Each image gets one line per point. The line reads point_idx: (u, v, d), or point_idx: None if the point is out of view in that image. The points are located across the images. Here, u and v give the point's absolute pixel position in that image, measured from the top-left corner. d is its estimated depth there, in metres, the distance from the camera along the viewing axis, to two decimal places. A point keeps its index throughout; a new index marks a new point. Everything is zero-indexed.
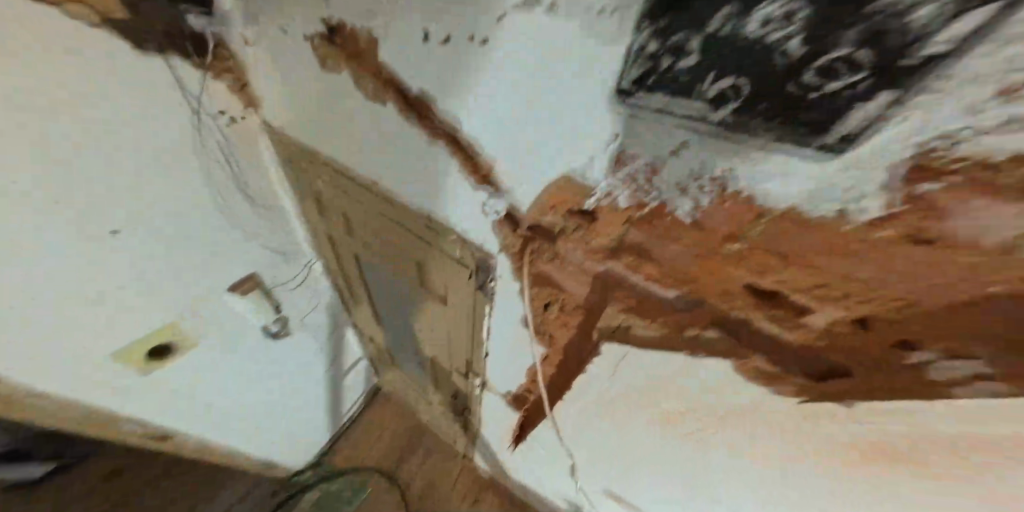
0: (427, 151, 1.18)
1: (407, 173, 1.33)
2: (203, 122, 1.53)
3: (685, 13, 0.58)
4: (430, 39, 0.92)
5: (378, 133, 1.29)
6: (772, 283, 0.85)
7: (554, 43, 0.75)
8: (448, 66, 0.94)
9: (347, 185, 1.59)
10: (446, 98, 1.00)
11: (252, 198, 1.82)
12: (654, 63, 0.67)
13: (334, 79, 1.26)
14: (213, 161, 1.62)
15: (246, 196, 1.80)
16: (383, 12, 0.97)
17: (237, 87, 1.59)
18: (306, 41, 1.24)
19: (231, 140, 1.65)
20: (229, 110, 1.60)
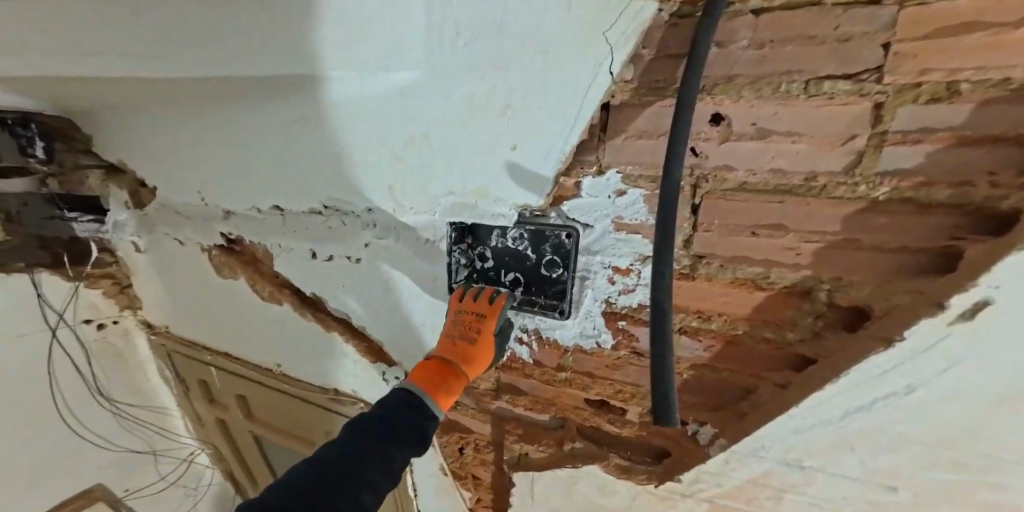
0: (336, 362, 0.76)
1: None
2: (116, 397, 1.10)
3: (633, 128, 0.47)
4: (316, 259, 0.69)
5: (319, 351, 0.77)
6: (883, 426, 0.42)
7: (452, 166, 0.53)
8: (377, 311, 0.67)
9: (258, 371, 0.89)
10: (332, 297, 0.70)
11: (179, 482, 1.27)
12: (468, 269, 0.60)
13: (230, 292, 0.83)
14: (116, 410, 1.11)
15: (133, 398, 1.13)
16: (254, 200, 0.69)
17: (121, 288, 1.03)
18: (206, 256, 0.82)
19: (161, 401, 1.18)
20: (101, 316, 1.03)
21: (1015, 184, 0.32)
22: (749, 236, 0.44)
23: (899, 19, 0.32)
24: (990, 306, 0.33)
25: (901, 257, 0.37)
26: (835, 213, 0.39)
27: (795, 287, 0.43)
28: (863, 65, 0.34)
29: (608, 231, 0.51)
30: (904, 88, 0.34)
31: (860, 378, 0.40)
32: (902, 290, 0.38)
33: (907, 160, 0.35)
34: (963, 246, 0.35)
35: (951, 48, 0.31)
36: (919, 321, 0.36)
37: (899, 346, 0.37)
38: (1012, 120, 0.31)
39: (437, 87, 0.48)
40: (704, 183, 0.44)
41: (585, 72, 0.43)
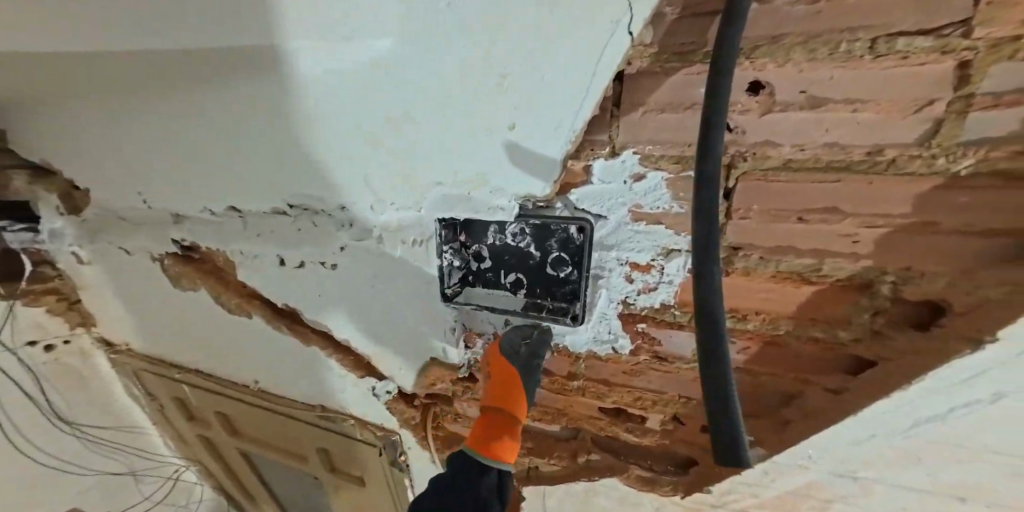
0: (321, 377, 0.69)
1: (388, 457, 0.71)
2: (81, 420, 1.00)
3: (653, 102, 0.39)
4: (286, 267, 0.61)
5: (300, 366, 0.69)
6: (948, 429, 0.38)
7: (439, 153, 0.45)
8: (363, 320, 0.60)
9: (235, 388, 0.81)
10: (308, 307, 0.62)
11: (168, 499, 1.20)
12: (463, 270, 0.54)
13: (194, 306, 0.74)
14: (83, 435, 1.01)
15: (101, 420, 1.03)
16: (207, 201, 0.59)
17: (69, 304, 0.91)
18: (159, 267, 0.72)
19: (135, 418, 1.09)
20: (49, 336, 0.91)
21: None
22: (796, 222, 0.37)
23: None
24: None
25: (984, 244, 0.31)
26: (905, 192, 0.33)
27: (851, 280, 0.37)
28: (947, 17, 0.27)
29: (624, 222, 0.44)
30: (996, 44, 0.27)
31: (935, 384, 0.35)
32: (989, 284, 0.31)
33: (998, 126, 0.28)
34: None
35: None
36: (1017, 319, 0.30)
37: (989, 347, 0.32)
38: None
39: (419, 49, 0.38)
40: (740, 162, 0.37)
41: (602, 32, 0.35)
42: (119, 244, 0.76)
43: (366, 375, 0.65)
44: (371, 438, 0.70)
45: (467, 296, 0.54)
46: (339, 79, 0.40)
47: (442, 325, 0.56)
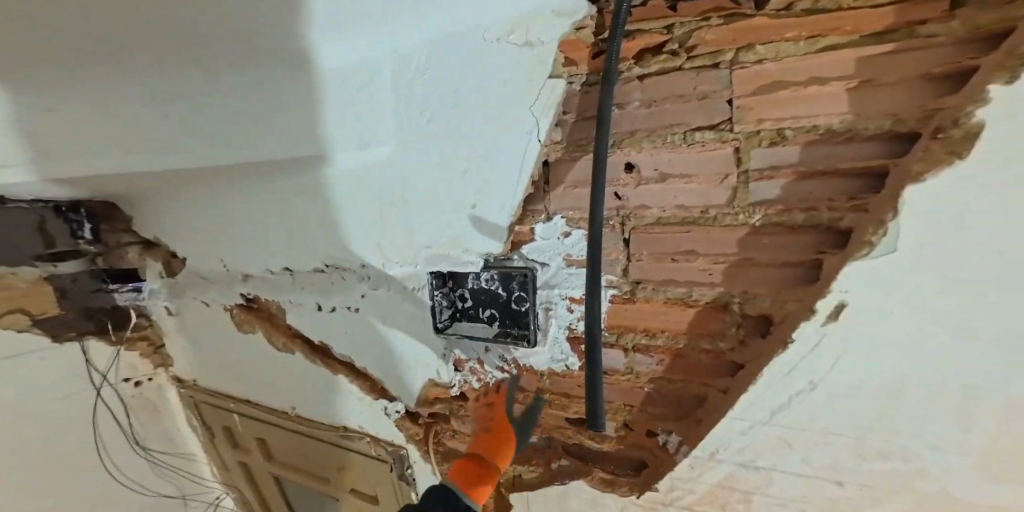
0: (344, 399, 0.84)
1: (398, 469, 0.84)
2: (150, 445, 1.18)
3: (568, 181, 0.56)
4: (323, 311, 0.79)
5: (330, 391, 0.85)
6: (805, 421, 0.47)
7: (428, 222, 0.63)
8: (378, 351, 0.76)
9: (277, 416, 0.97)
10: (337, 343, 0.80)
11: None
12: (451, 309, 0.70)
13: (250, 345, 0.93)
14: (150, 459, 1.19)
15: (166, 447, 1.21)
16: (267, 263, 0.79)
17: (154, 347, 1.14)
18: (227, 314, 0.93)
19: (188, 446, 1.25)
20: (138, 374, 1.13)
21: (846, 207, 0.38)
22: (671, 262, 0.50)
23: (734, 78, 0.41)
24: (846, 308, 0.40)
25: (786, 271, 0.43)
26: (730, 237, 0.46)
27: (715, 301, 0.49)
28: (718, 117, 0.43)
29: (561, 267, 0.59)
30: (751, 134, 0.42)
31: (773, 377, 0.46)
32: (790, 300, 0.43)
33: (769, 190, 0.42)
34: (825, 259, 0.40)
35: (772, 101, 0.39)
36: (801, 324, 0.42)
37: (792, 346, 0.43)
38: (829, 156, 0.39)
39: (413, 151, 0.60)
40: (630, 220, 0.52)
41: (520, 137, 0.54)
42: (199, 299, 0.97)
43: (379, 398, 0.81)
44: (383, 454, 0.85)
45: (455, 328, 0.69)
46: (365, 167, 0.62)
47: (438, 350, 0.72)
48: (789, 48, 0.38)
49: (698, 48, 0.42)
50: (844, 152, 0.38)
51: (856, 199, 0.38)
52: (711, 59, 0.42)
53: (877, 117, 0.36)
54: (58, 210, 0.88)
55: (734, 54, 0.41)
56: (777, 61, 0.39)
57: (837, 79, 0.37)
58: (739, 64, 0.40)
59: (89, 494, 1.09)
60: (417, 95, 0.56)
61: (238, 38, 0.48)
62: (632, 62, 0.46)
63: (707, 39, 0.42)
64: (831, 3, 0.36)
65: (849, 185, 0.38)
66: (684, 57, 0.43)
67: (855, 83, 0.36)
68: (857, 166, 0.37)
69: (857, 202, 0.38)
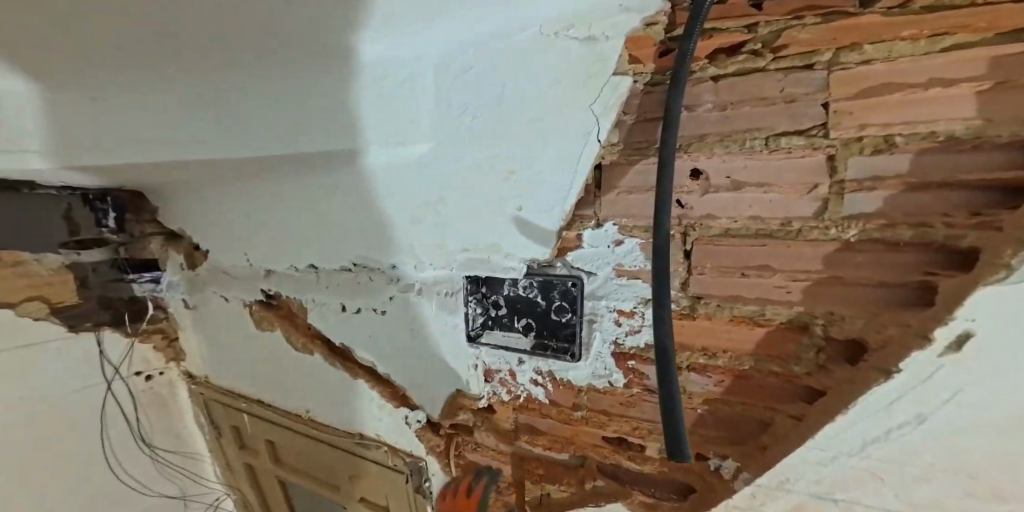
0: (364, 404, 0.80)
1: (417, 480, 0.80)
2: (156, 443, 1.14)
3: (624, 185, 0.51)
4: (346, 312, 0.75)
5: (349, 395, 0.82)
6: (893, 457, 0.42)
7: (467, 225, 0.59)
8: (404, 358, 0.72)
9: (291, 418, 0.94)
10: (359, 348, 0.76)
11: None
12: (484, 316, 0.65)
13: (268, 343, 0.90)
14: (154, 458, 1.15)
15: (171, 445, 1.17)
16: (293, 260, 0.76)
17: (168, 341, 1.12)
18: (245, 311, 0.90)
19: (195, 445, 1.21)
20: (150, 368, 1.11)
21: (968, 224, 0.34)
22: (740, 277, 0.46)
23: (830, 80, 0.37)
24: (972, 339, 0.34)
25: (887, 290, 0.39)
26: (816, 253, 0.41)
27: (792, 322, 0.45)
28: (810, 122, 0.39)
29: (610, 277, 0.55)
30: (850, 141, 0.38)
31: (870, 407, 0.41)
32: (891, 323, 0.39)
33: (868, 204, 0.38)
34: (937, 280, 0.36)
35: (878, 106, 0.35)
36: (910, 353, 0.37)
37: (897, 376, 0.38)
38: (948, 166, 0.34)
39: (449, 151, 0.56)
40: (693, 230, 0.47)
41: (577, 140, 0.50)
42: (219, 293, 0.94)
43: (401, 406, 0.77)
44: (400, 464, 0.81)
45: (488, 337, 0.66)
46: (399, 166, 0.59)
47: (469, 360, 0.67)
48: (904, 47, 0.34)
49: (787, 48, 0.38)
50: (968, 162, 0.34)
51: (982, 214, 0.34)
52: (803, 60, 0.38)
53: (1013, 123, 0.32)
54: (86, 199, 0.91)
55: (833, 55, 0.37)
56: (888, 62, 0.34)
57: (963, 81, 0.32)
58: (839, 65, 0.36)
59: (90, 490, 1.05)
60: (458, 92, 0.53)
61: (249, 35, 0.45)
62: (706, 62, 0.42)
63: (800, 38, 0.37)
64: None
65: (977, 198, 0.34)
66: (769, 57, 0.39)
67: (985, 85, 0.32)
68: (984, 178, 0.33)
69: (983, 218, 0.34)
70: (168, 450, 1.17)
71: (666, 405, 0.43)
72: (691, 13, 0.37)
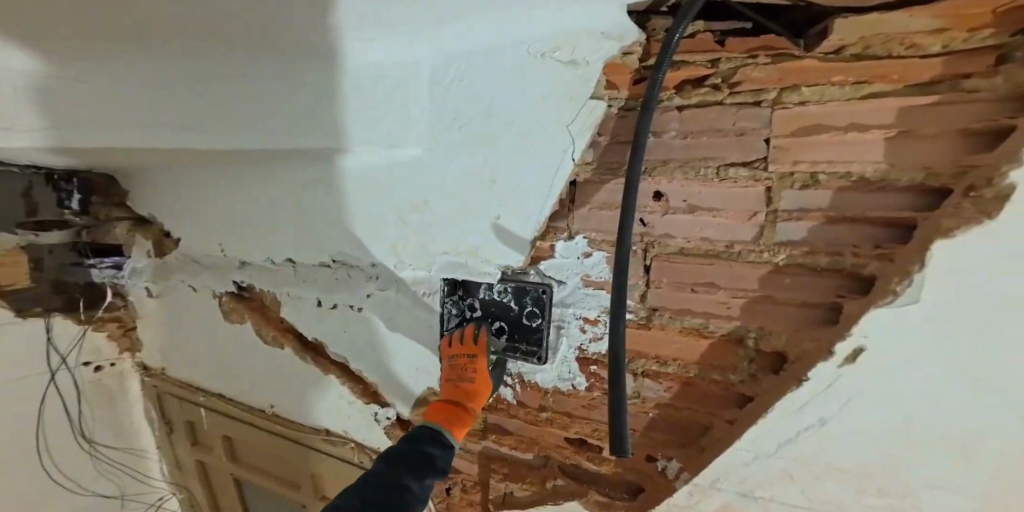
0: (332, 401, 0.82)
1: None
2: (97, 439, 1.10)
3: (594, 202, 0.57)
4: (321, 307, 0.77)
5: (317, 391, 0.83)
6: (807, 458, 0.49)
7: (448, 229, 0.63)
8: (376, 354, 0.74)
9: (253, 413, 0.93)
10: (332, 343, 0.77)
11: None
12: (458, 318, 0.68)
13: (234, 335, 0.89)
14: (94, 454, 1.10)
15: (114, 441, 1.13)
16: (269, 252, 0.77)
17: (124, 330, 1.08)
18: (213, 301, 0.89)
19: (141, 442, 1.18)
20: (100, 358, 1.07)
21: (872, 255, 0.41)
22: (690, 292, 0.51)
23: (774, 118, 0.43)
24: (864, 352, 0.42)
25: (808, 310, 0.45)
26: (754, 274, 0.47)
27: (731, 335, 0.51)
28: (755, 155, 0.45)
29: (578, 286, 0.60)
30: (785, 175, 0.44)
31: (785, 410, 0.48)
32: (808, 339, 0.45)
33: (796, 232, 0.44)
34: (845, 302, 0.43)
35: (811, 144, 0.42)
36: (817, 363, 0.44)
37: (806, 384, 0.45)
38: (858, 203, 0.41)
39: (438, 155, 0.60)
40: (653, 247, 0.53)
41: (556, 157, 0.55)
42: (186, 283, 0.93)
43: (369, 404, 0.79)
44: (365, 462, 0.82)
45: None
46: (385, 167, 0.62)
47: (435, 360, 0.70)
48: (835, 91, 0.41)
49: (742, 84, 0.44)
50: (875, 202, 0.41)
51: (883, 247, 0.41)
52: (754, 97, 0.44)
53: (912, 168, 0.39)
54: (49, 179, 0.86)
55: (778, 94, 0.43)
56: (821, 104, 0.41)
57: (879, 127, 0.39)
58: (781, 104, 0.43)
59: (23, 485, 1.00)
60: (451, 100, 0.57)
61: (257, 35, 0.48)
62: (673, 92, 0.48)
63: (752, 76, 0.44)
64: (882, 50, 0.38)
65: (878, 232, 0.41)
66: (726, 92, 0.45)
67: (894, 133, 0.39)
68: (887, 215, 0.40)
69: (884, 250, 0.41)
70: (111, 447, 1.12)
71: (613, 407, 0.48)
72: (662, 46, 0.42)
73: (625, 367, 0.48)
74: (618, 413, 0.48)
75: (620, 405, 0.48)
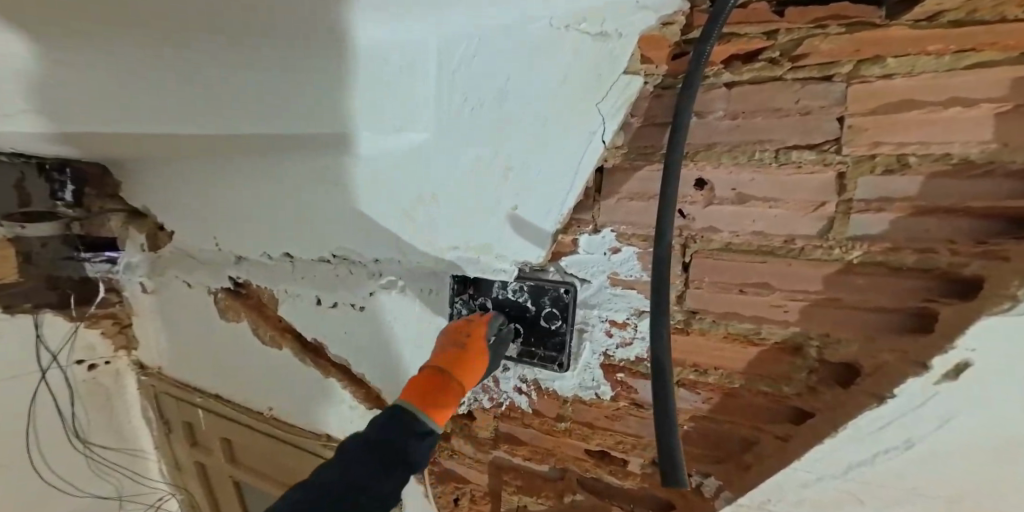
0: (334, 405, 0.77)
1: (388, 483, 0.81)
2: (92, 439, 1.05)
3: (625, 191, 0.50)
4: (322, 306, 0.71)
5: (318, 394, 0.78)
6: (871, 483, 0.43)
7: (461, 221, 0.56)
8: (379, 356, 0.69)
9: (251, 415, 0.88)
10: (333, 344, 0.72)
11: None
12: None
13: (232, 334, 0.84)
14: (89, 454, 1.06)
15: (110, 441, 1.09)
16: (264, 246, 0.72)
17: (119, 327, 1.04)
18: (209, 298, 0.85)
19: (138, 442, 1.13)
20: (94, 356, 1.02)
21: (974, 252, 0.34)
22: (737, 294, 0.45)
23: (848, 94, 0.36)
24: (970, 367, 0.34)
25: (885, 315, 0.39)
26: (817, 273, 0.41)
27: (786, 342, 0.44)
28: (823, 137, 0.38)
29: (603, 286, 0.54)
30: (862, 158, 0.37)
31: (859, 430, 0.41)
32: (886, 349, 0.39)
33: (874, 225, 0.38)
34: (937, 307, 0.36)
35: (894, 123, 0.35)
36: (908, 379, 0.37)
37: (890, 401, 0.38)
38: (957, 192, 0.34)
39: (446, 140, 0.53)
40: (693, 243, 0.46)
41: (581, 140, 0.48)
42: (181, 279, 0.89)
43: (372, 409, 0.73)
44: None
45: None
46: (389, 155, 0.56)
47: None
48: (929, 63, 0.34)
49: (808, 58, 0.38)
50: (976, 189, 0.34)
51: (989, 243, 0.34)
52: (822, 72, 0.37)
53: None
54: (41, 168, 0.80)
55: (854, 67, 0.36)
56: (909, 78, 0.34)
57: (985, 101, 0.32)
58: (859, 78, 0.36)
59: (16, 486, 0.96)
60: (465, 79, 0.50)
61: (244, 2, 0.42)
62: (721, 67, 0.41)
63: (821, 47, 0.37)
64: (992, 14, 0.31)
65: (983, 226, 0.34)
66: (786, 67, 0.39)
67: (1007, 107, 0.32)
68: (990, 205, 0.33)
69: (989, 247, 0.34)
70: (107, 446, 1.08)
71: (660, 426, 0.41)
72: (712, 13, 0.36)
73: (670, 376, 0.41)
74: (667, 435, 0.41)
75: (670, 425, 0.41)
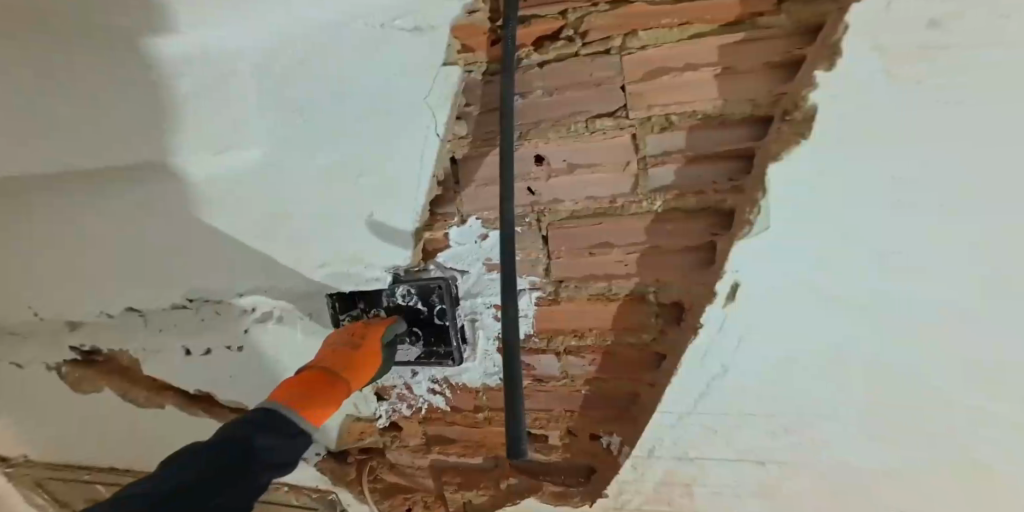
0: None
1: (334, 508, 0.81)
2: None
3: (480, 178, 0.50)
4: (193, 355, 0.67)
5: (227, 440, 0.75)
6: (716, 401, 0.51)
7: (321, 239, 0.55)
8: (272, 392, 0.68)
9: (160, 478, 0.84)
10: (224, 388, 0.70)
11: None
12: None
13: (107, 404, 0.77)
14: None
15: None
16: (105, 305, 0.65)
17: None
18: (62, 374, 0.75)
19: None
20: None
21: (727, 189, 0.40)
22: (589, 257, 0.48)
23: (624, 67, 0.38)
24: (741, 286, 0.42)
25: (689, 254, 0.44)
26: (637, 227, 0.45)
27: (633, 293, 0.48)
28: (614, 105, 0.40)
29: (482, 273, 0.55)
30: (644, 120, 0.40)
31: (693, 360, 0.47)
32: (695, 283, 0.44)
33: (665, 176, 0.42)
34: (720, 239, 0.42)
35: (656, 88, 0.38)
36: (706, 307, 0.44)
37: (702, 331, 0.45)
38: (712, 140, 0.39)
39: (296, 153, 0.49)
40: (545, 216, 0.48)
41: (414, 142, 0.47)
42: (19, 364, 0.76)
43: None
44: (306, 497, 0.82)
45: None
46: (235, 178, 0.50)
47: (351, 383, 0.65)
48: (668, 36, 0.36)
49: (591, 34, 0.38)
50: (720, 137, 0.39)
51: (736, 180, 0.40)
52: (602, 46, 0.38)
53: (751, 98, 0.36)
54: None
55: (621, 40, 0.38)
56: (659, 49, 0.37)
57: (704, 65, 0.36)
58: (626, 51, 0.38)
59: None
60: (299, 83, 0.44)
61: None
62: (531, 49, 0.40)
63: (600, 23, 0.37)
64: None
65: (728, 165, 0.39)
66: (580, 43, 0.39)
67: (718, 70, 0.36)
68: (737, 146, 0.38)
69: (735, 183, 0.40)
70: None
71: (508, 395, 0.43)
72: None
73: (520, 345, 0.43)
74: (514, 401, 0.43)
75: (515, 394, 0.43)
